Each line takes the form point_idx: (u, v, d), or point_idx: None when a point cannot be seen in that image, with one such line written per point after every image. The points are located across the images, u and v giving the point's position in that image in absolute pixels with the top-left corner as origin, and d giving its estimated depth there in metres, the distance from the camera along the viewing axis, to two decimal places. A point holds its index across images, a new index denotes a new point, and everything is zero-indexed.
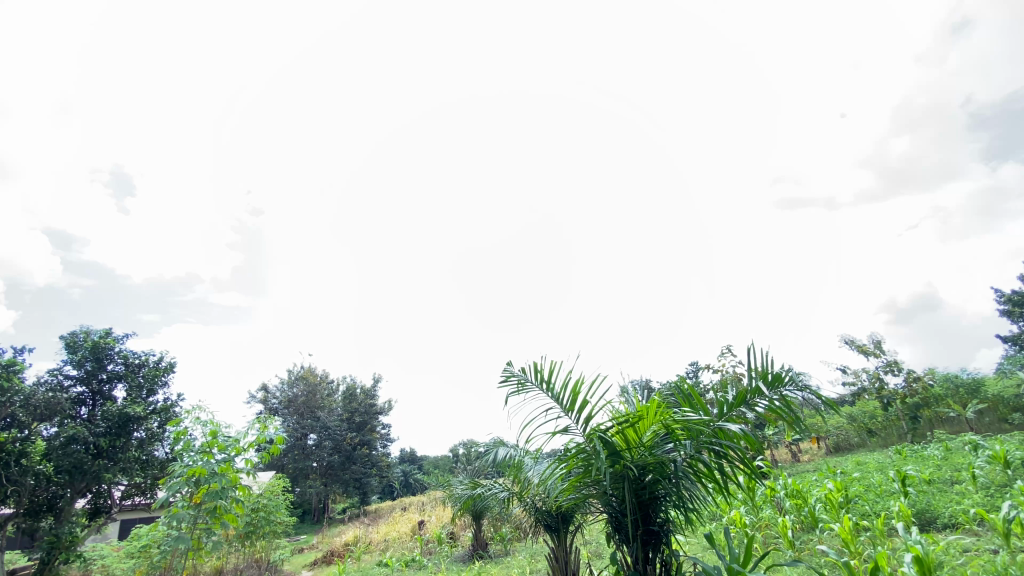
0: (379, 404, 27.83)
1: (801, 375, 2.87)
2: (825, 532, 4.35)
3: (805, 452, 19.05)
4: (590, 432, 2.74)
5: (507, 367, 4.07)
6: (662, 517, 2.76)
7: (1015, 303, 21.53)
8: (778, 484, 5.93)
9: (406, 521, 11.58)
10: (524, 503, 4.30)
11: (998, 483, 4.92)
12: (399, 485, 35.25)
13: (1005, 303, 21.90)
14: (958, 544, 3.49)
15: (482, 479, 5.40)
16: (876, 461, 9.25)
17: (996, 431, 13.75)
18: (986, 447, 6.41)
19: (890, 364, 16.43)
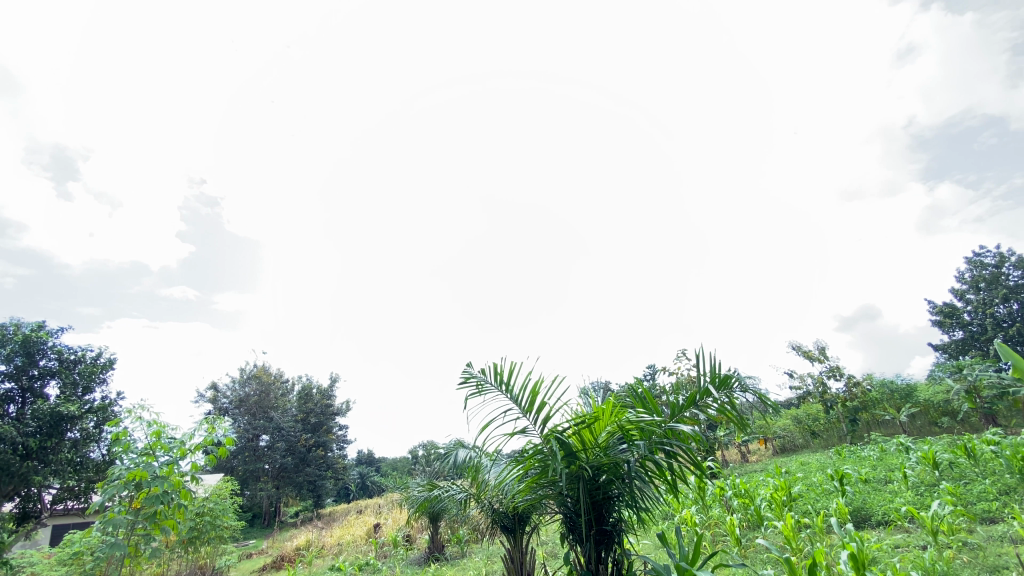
0: (336, 404, 27.20)
1: (747, 378, 2.97)
2: (769, 530, 4.52)
3: (753, 453, 19.82)
4: (547, 433, 2.75)
5: (467, 368, 4.04)
6: (614, 517, 2.81)
7: (945, 314, 23.11)
8: (726, 483, 6.13)
9: (361, 525, 11.33)
10: (481, 505, 4.29)
11: (926, 483, 5.26)
12: (355, 487, 34.52)
13: (937, 314, 23.47)
14: (889, 541, 3.70)
15: (440, 481, 5.37)
16: (818, 462, 9.70)
17: (926, 433, 14.73)
18: (917, 449, 6.85)
19: (832, 369, 17.33)
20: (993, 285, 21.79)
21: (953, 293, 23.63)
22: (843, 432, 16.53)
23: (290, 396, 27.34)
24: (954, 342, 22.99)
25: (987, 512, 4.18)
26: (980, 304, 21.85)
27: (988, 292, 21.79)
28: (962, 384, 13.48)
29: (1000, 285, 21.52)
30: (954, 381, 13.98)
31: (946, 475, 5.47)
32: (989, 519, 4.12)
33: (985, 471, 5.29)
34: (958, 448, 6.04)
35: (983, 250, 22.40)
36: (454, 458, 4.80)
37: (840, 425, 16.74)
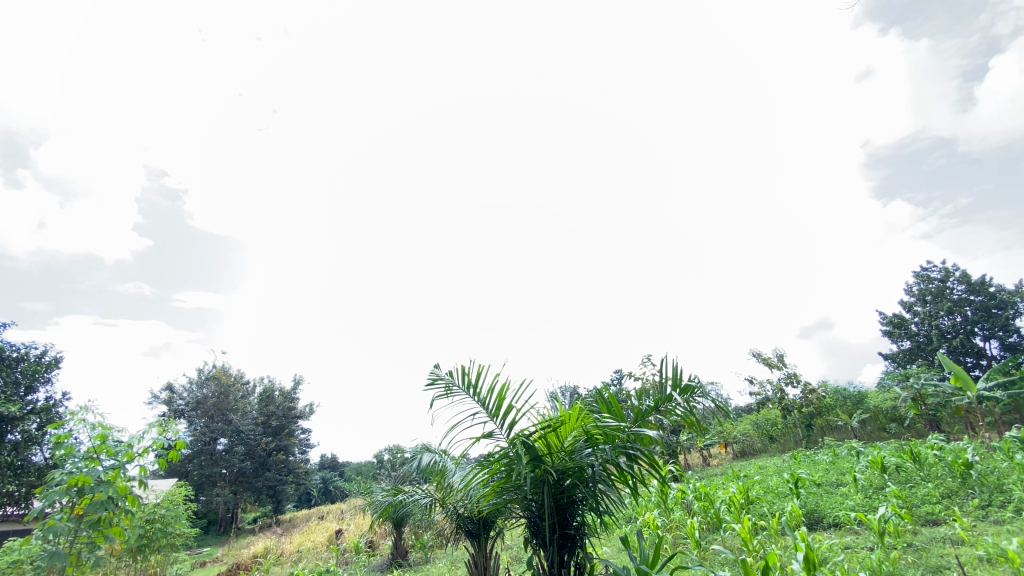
0: (300, 407, 26.54)
1: (706, 385, 3.05)
2: (727, 532, 4.64)
3: (714, 457, 20.34)
4: (513, 437, 2.74)
5: (434, 370, 4.00)
6: (577, 521, 2.82)
7: (895, 324, 24.29)
8: (687, 486, 6.27)
9: (322, 531, 11.06)
10: (445, 509, 4.25)
11: (875, 486, 5.50)
12: (317, 493, 33.65)
13: (887, 324, 24.65)
14: (840, 542, 3.84)
15: (405, 487, 5.31)
16: (775, 465, 10.05)
17: (875, 438, 15.31)
18: (866, 453, 7.17)
19: (790, 376, 17.97)
20: (938, 298, 23.00)
21: (902, 305, 24.86)
22: (799, 437, 17.14)
23: (250, 398, 26.50)
24: (902, 351, 24.19)
25: (930, 514, 4.40)
26: (927, 316, 23.05)
27: (933, 305, 23.01)
28: (908, 392, 14.17)
29: (944, 298, 22.74)
30: (901, 389, 14.70)
31: (893, 478, 5.74)
32: (932, 521, 4.34)
33: (928, 474, 5.58)
34: (905, 452, 6.35)
35: (930, 265, 23.62)
36: (420, 462, 4.75)
37: (797, 430, 17.37)
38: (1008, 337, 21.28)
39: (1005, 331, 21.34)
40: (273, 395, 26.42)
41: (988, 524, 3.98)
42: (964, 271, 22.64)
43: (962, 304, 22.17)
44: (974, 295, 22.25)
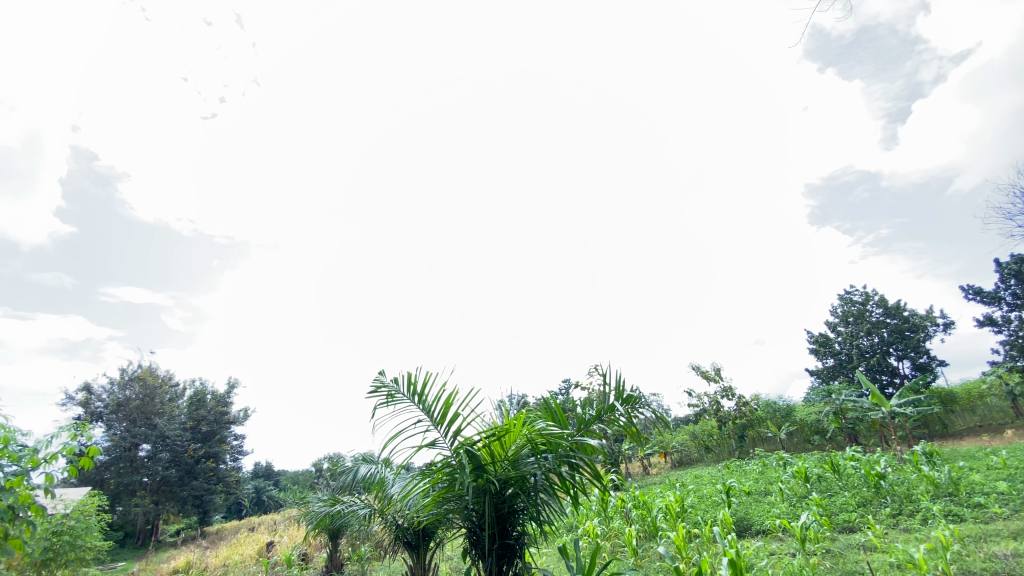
0: (233, 412, 25.17)
1: (647, 396, 3.15)
2: (663, 540, 4.79)
3: (653, 466, 20.95)
4: (457, 446, 2.71)
5: (379, 377, 3.90)
6: (517, 531, 2.82)
7: (821, 342, 26.04)
8: (626, 495, 6.42)
9: (250, 544, 10.47)
10: (384, 520, 4.14)
11: (798, 496, 5.84)
12: (249, 503, 31.87)
13: (814, 342, 26.37)
14: (765, 549, 4.04)
15: (343, 497, 5.14)
16: (710, 474, 10.49)
17: (801, 450, 16.64)
18: (792, 463, 7.61)
19: (726, 390, 18.84)
20: (859, 320, 24.86)
21: (828, 325, 26.67)
22: (732, 448, 18.02)
23: (179, 401, 24.86)
24: (826, 368, 25.93)
25: (847, 522, 4.71)
26: (849, 336, 24.86)
27: (854, 326, 24.84)
28: (830, 406, 15.18)
29: (864, 320, 24.58)
30: (824, 404, 15.74)
31: (815, 487, 6.13)
32: (848, 528, 4.65)
33: (845, 484, 6.00)
34: (825, 464, 6.81)
35: (853, 288, 25.48)
36: (360, 471, 4.62)
37: (730, 441, 18.25)
38: (918, 358, 23.24)
39: (916, 353, 23.28)
40: (204, 398, 24.90)
41: (897, 531, 4.31)
42: (882, 296, 24.60)
43: (880, 326, 24.04)
44: (890, 318, 24.18)
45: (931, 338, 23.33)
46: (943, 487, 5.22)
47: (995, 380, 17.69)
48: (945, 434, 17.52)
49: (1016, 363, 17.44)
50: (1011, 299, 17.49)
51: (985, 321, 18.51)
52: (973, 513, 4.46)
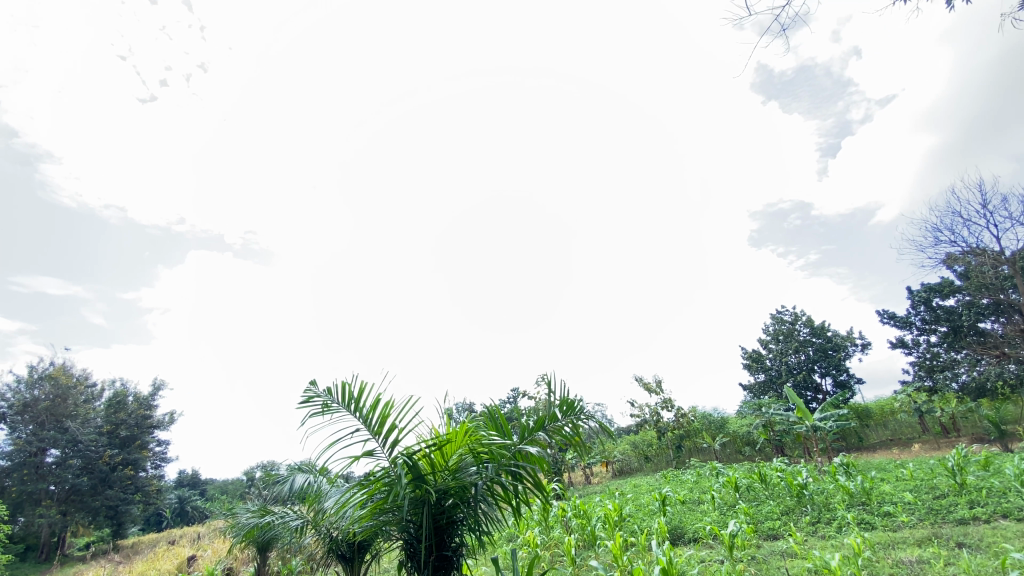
0: (157, 415, 23.58)
1: (590, 406, 3.23)
2: (601, 548, 4.88)
3: (595, 475, 21.27)
4: (396, 456, 2.65)
5: (311, 386, 3.75)
6: (456, 542, 2.79)
7: (753, 358, 27.48)
8: (567, 504, 6.50)
9: (169, 558, 9.74)
10: (318, 533, 4.01)
11: (728, 504, 6.13)
12: (170, 513, 29.78)
13: (747, 358, 27.78)
14: (696, 556, 4.19)
15: (274, 508, 4.92)
16: (648, 484, 10.77)
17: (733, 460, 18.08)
18: (722, 474, 7.96)
19: (665, 401, 19.51)
20: (788, 338, 26.40)
21: (760, 342, 28.20)
22: (670, 458, 18.67)
23: (95, 404, 23.00)
24: (758, 382, 27.39)
25: (771, 529, 4.97)
26: (779, 353, 26.36)
27: (784, 343, 26.35)
28: (760, 419, 16.04)
29: (793, 338, 26.15)
30: (755, 417, 16.61)
31: (743, 496, 6.44)
32: (772, 535, 4.91)
33: (771, 493, 6.34)
34: (753, 474, 7.18)
35: (784, 308, 27.01)
36: (295, 481, 4.46)
37: (668, 451, 18.90)
38: (839, 375, 24.97)
39: (837, 370, 25.01)
40: (125, 400, 23.14)
41: (815, 538, 4.59)
42: (808, 317, 26.24)
43: (806, 344, 25.65)
44: (816, 337, 25.85)
45: (850, 357, 25.12)
46: (856, 496, 5.63)
47: (904, 398, 19.20)
48: (861, 446, 19.05)
49: (923, 382, 18.48)
50: (920, 324, 19.03)
51: (897, 343, 20.13)
52: (883, 521, 4.82)
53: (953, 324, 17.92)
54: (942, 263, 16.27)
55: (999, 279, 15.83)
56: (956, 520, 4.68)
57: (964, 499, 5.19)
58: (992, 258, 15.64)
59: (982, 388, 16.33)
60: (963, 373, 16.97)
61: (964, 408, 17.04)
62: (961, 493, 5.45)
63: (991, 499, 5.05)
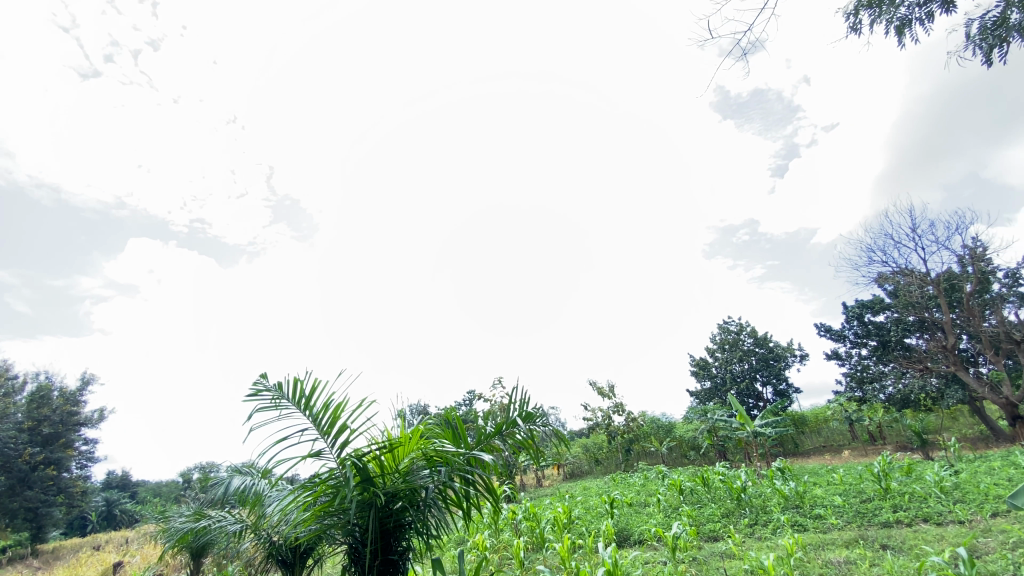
0: (85, 412, 22.13)
1: (547, 413, 3.26)
2: (549, 551, 4.93)
3: (547, 478, 21.46)
4: (345, 457, 2.59)
5: (260, 381, 3.61)
6: (402, 545, 2.76)
7: (700, 365, 28.51)
8: (517, 507, 6.53)
9: (92, 565, 9.12)
10: (259, 537, 3.87)
11: (672, 507, 6.33)
12: (96, 517, 27.80)
13: (695, 365, 28.78)
14: (640, 558, 4.30)
15: (210, 512, 4.70)
16: (597, 487, 11.03)
17: (678, 463, 18.69)
18: (666, 477, 8.23)
19: (617, 405, 19.96)
20: (733, 348, 27.50)
21: (707, 350, 29.28)
22: (619, 461, 19.11)
23: (15, 398, 21.28)
24: (704, 389, 28.43)
25: (711, 531, 5.17)
26: (724, 361, 27.44)
27: (729, 352, 27.43)
28: (705, 424, 16.67)
29: (738, 348, 27.29)
30: (700, 423, 17.29)
31: (687, 499, 6.67)
32: (712, 536, 5.11)
33: (713, 496, 6.59)
34: (696, 477, 7.49)
35: (730, 319, 28.13)
36: (233, 484, 4.28)
37: (618, 454, 19.38)
38: (779, 384, 26.27)
39: (777, 380, 26.31)
40: (49, 395, 21.52)
41: (752, 540, 4.81)
42: (752, 327, 27.43)
43: (749, 354, 26.83)
44: (758, 347, 27.07)
45: (789, 367, 26.46)
46: (790, 499, 5.94)
47: (837, 407, 20.62)
48: (796, 452, 20.45)
49: (854, 393, 19.57)
50: (853, 337, 20.15)
51: (832, 355, 21.34)
52: (814, 523, 5.11)
53: (882, 338, 19.07)
54: (875, 282, 17.47)
55: (924, 298, 17.11)
56: (882, 523, 5.02)
57: (888, 503, 5.57)
58: (919, 278, 16.92)
59: (906, 400, 17.54)
60: (890, 385, 18.06)
61: (890, 417, 18.49)
62: (885, 497, 5.86)
63: (912, 503, 5.45)
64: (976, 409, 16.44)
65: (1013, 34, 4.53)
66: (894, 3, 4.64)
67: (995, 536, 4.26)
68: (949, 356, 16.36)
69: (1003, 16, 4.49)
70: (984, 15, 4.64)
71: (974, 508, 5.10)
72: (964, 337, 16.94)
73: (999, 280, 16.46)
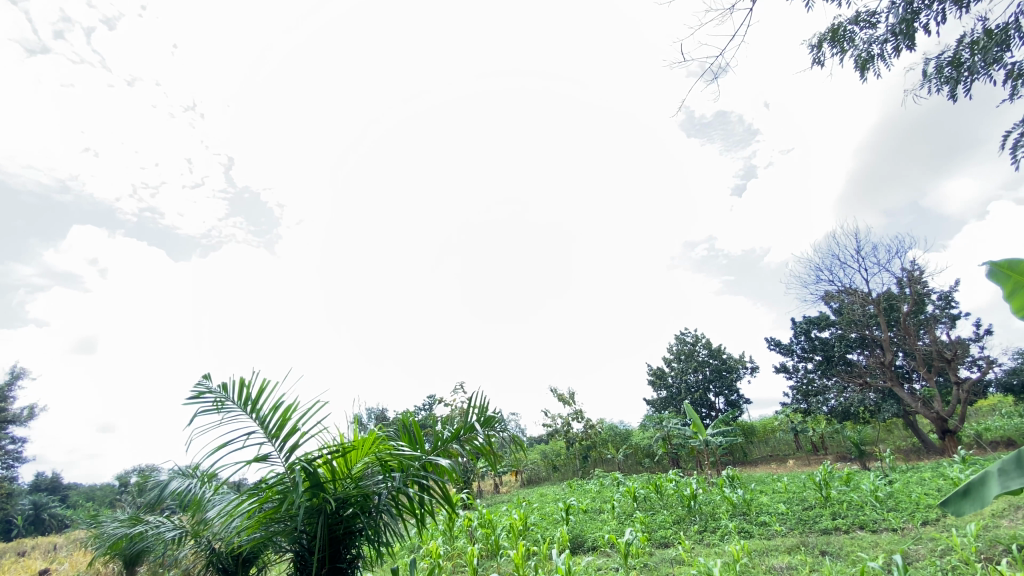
0: (13, 409, 20.66)
1: (505, 419, 3.27)
2: (504, 558, 4.92)
3: (505, 484, 21.44)
4: (294, 462, 2.51)
5: (204, 382, 3.47)
6: (352, 553, 2.71)
7: (657, 375, 29.19)
8: (473, 514, 6.48)
9: (15, 572, 8.51)
10: (199, 544, 3.72)
11: (627, 513, 6.46)
12: (22, 521, 25.90)
13: (652, 374, 29.43)
14: (593, 565, 4.33)
15: (147, 516, 4.49)
16: (553, 493, 11.13)
17: (633, 470, 19.07)
18: (620, 484, 8.39)
19: (577, 412, 20.17)
20: (688, 358, 28.29)
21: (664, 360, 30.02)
22: (576, 467, 19.33)
23: None
24: (660, 398, 29.10)
25: (663, 538, 5.28)
26: (679, 371, 28.19)
27: (685, 363, 28.20)
28: (660, 433, 17.06)
29: (693, 358, 28.10)
30: (656, 431, 17.71)
31: (641, 505, 6.81)
32: (663, 543, 5.23)
33: (665, 503, 6.75)
34: (649, 485, 7.66)
35: (687, 330, 28.93)
36: (172, 487, 4.09)
37: (575, 461, 19.61)
38: (731, 395, 27.18)
39: (729, 391, 27.22)
40: None
41: (701, 546, 4.95)
42: (707, 339, 28.29)
43: (704, 364, 27.65)
44: (712, 358, 27.96)
45: (740, 378, 27.42)
46: (739, 506, 6.15)
47: (784, 418, 21.54)
48: (745, 460, 21.46)
49: (799, 405, 20.20)
50: (800, 352, 21.03)
51: (781, 368, 22.21)
52: (759, 530, 5.30)
53: (827, 353, 19.87)
54: (822, 300, 18.34)
55: (865, 316, 18.06)
56: (822, 529, 5.26)
57: (828, 510, 5.85)
58: (861, 297, 17.92)
59: (846, 412, 18.42)
60: (833, 398, 18.89)
61: (831, 429, 19.52)
62: (826, 505, 6.15)
63: (850, 511, 5.75)
64: (909, 423, 17.37)
65: (964, 77, 4.85)
66: (855, 40, 4.92)
67: (925, 544, 4.53)
68: (886, 372, 17.31)
69: (956, 59, 4.82)
70: (939, 56, 4.96)
71: (906, 516, 5.41)
72: (900, 354, 17.97)
73: (934, 302, 17.59)
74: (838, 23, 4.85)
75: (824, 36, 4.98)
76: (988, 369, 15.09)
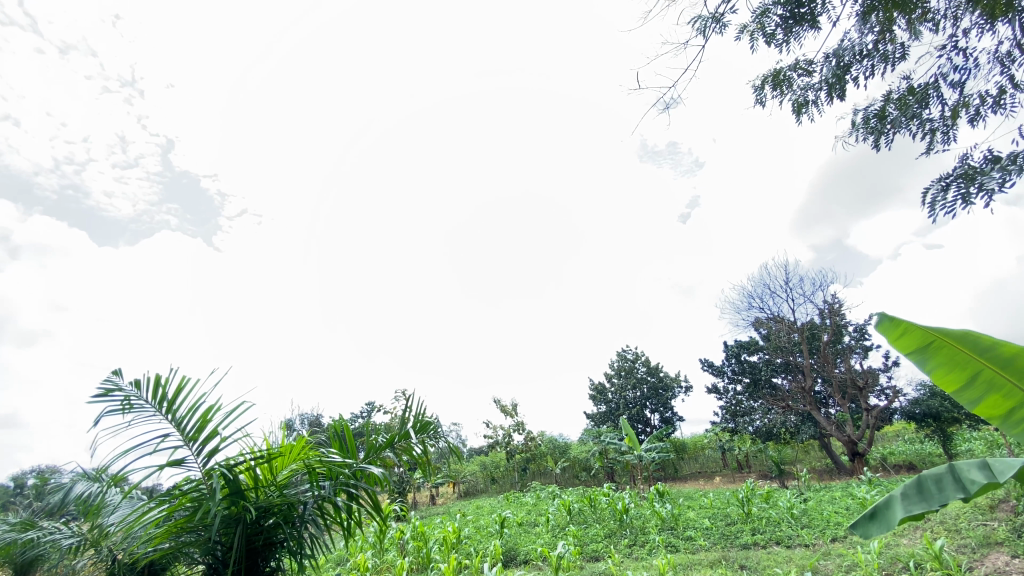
0: None
1: (442, 428, 3.22)
2: (435, 571, 4.85)
3: (441, 496, 21.09)
4: (213, 467, 2.38)
5: (114, 378, 3.22)
6: (271, 565, 2.57)
7: (597, 389, 29.84)
8: (405, 525, 6.37)
9: None
10: (98, 553, 3.43)
11: (559, 525, 6.53)
12: None
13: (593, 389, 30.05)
14: None
15: (41, 522, 4.10)
16: (489, 505, 11.06)
17: (570, 483, 19.33)
18: (556, 497, 8.46)
19: (518, 424, 20.19)
20: (629, 375, 29.10)
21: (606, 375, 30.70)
22: (515, 479, 19.33)
23: None
24: (599, 413, 29.69)
25: (593, 551, 5.37)
26: (619, 387, 28.93)
27: (624, 379, 29.00)
28: (597, 447, 17.35)
29: (632, 375, 28.94)
30: (594, 445, 18.06)
31: (574, 519, 6.89)
32: (593, 556, 5.31)
33: (598, 517, 6.87)
34: (582, 498, 7.80)
35: (629, 348, 29.79)
36: (75, 491, 3.76)
37: (514, 473, 19.61)
38: (666, 412, 28.12)
39: (665, 408, 28.16)
40: None
41: (629, 560, 5.06)
42: (647, 357, 29.26)
43: (642, 381, 28.52)
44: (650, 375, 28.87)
45: (676, 396, 28.46)
46: (667, 521, 6.35)
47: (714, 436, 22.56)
48: (676, 476, 22.36)
49: (727, 424, 21.17)
50: (731, 374, 22.11)
51: (713, 389, 23.26)
52: (685, 544, 5.49)
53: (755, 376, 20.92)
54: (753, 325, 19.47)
55: (791, 343, 19.33)
56: (743, 544, 5.52)
57: (749, 526, 6.16)
58: (788, 325, 19.21)
59: (769, 433, 19.30)
60: (758, 418, 19.88)
61: (756, 449, 20.74)
62: (747, 521, 6.46)
63: (769, 527, 6.07)
64: (824, 444, 18.51)
65: (887, 128, 5.31)
66: (793, 85, 5.31)
67: (834, 559, 4.86)
68: (806, 397, 18.57)
69: (879, 112, 5.29)
70: (867, 108, 5.44)
71: (817, 532, 5.78)
72: (820, 381, 19.21)
73: (850, 333, 19.05)
74: (779, 68, 5.23)
75: (766, 79, 5.35)
76: (894, 398, 16.47)
